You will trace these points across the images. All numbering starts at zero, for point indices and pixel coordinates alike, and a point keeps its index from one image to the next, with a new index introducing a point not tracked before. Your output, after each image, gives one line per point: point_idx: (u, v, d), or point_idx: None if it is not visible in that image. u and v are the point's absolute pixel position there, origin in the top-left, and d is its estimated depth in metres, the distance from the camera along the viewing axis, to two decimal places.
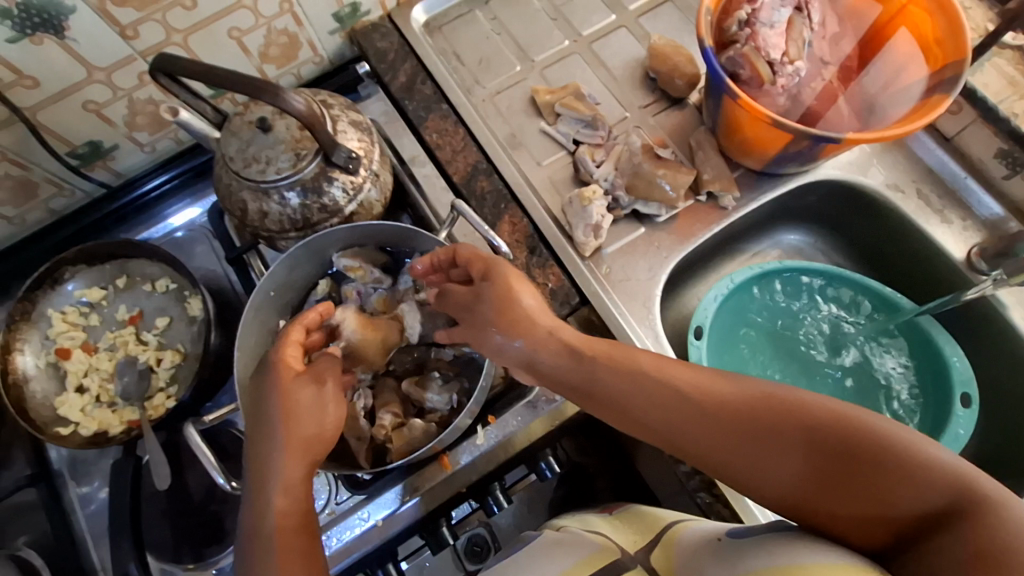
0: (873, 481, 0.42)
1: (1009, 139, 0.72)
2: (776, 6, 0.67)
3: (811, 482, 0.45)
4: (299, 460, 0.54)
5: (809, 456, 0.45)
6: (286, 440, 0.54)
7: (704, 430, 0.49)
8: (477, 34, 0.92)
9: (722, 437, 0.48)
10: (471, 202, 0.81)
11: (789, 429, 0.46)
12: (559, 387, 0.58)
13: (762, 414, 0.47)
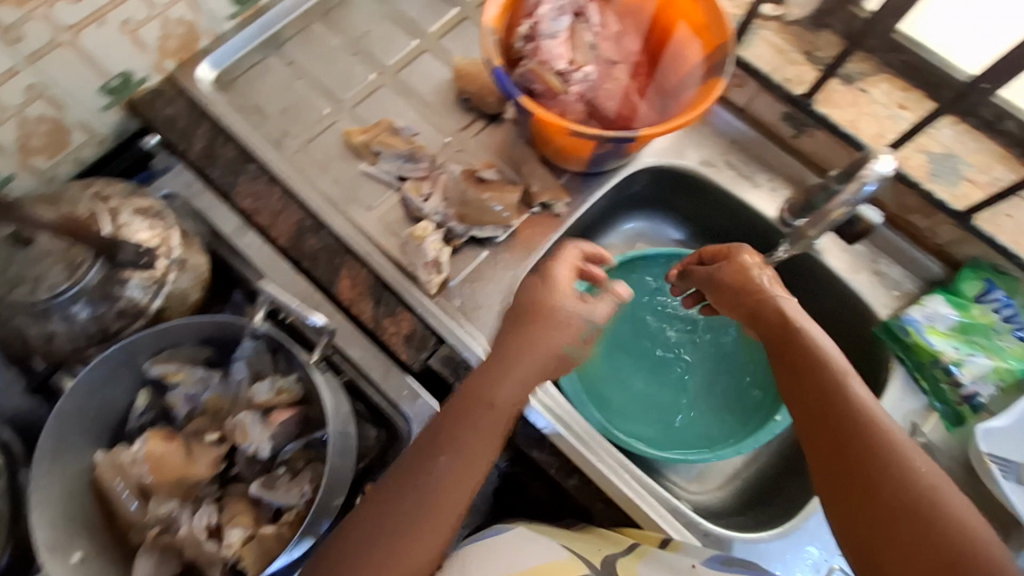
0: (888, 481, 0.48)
1: (788, 103, 0.78)
2: (554, 17, 0.69)
3: (824, 463, 0.52)
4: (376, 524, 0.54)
5: (870, 504, 0.48)
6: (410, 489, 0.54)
7: (868, 452, 0.50)
8: (277, 82, 0.87)
9: (874, 461, 0.50)
10: (303, 264, 0.76)
11: (903, 461, 0.49)
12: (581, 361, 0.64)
13: (887, 451, 0.50)
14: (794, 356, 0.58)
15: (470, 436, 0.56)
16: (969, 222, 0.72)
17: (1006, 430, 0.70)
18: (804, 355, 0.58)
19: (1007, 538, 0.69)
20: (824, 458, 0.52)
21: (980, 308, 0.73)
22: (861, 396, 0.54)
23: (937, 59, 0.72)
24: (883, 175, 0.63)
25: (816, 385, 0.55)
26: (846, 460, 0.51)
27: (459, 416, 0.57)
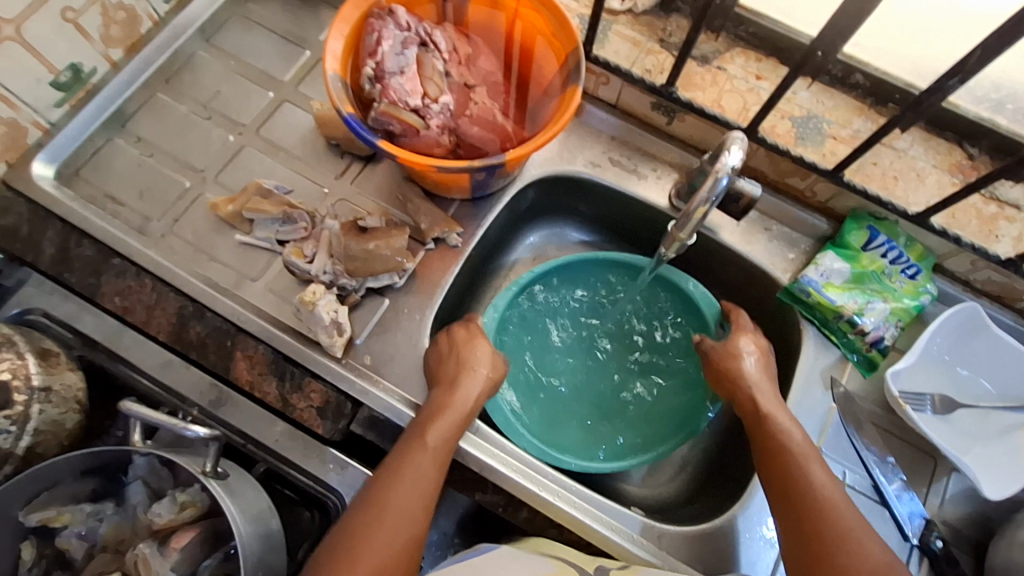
0: (825, 534, 0.55)
1: (653, 94, 0.78)
2: (398, 50, 0.67)
3: (785, 513, 0.58)
4: None
5: (812, 540, 0.55)
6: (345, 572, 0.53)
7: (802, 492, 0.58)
8: (127, 164, 0.80)
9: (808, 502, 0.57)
10: (192, 355, 0.70)
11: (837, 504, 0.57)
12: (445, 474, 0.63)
13: (817, 491, 0.58)
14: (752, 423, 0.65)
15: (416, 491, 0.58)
16: (838, 178, 0.74)
17: (912, 367, 0.73)
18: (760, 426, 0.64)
19: (934, 464, 0.73)
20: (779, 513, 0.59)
21: (868, 255, 0.76)
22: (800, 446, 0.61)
23: (781, 26, 0.74)
24: (737, 166, 0.58)
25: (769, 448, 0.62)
26: (799, 515, 0.57)
27: (396, 484, 0.58)
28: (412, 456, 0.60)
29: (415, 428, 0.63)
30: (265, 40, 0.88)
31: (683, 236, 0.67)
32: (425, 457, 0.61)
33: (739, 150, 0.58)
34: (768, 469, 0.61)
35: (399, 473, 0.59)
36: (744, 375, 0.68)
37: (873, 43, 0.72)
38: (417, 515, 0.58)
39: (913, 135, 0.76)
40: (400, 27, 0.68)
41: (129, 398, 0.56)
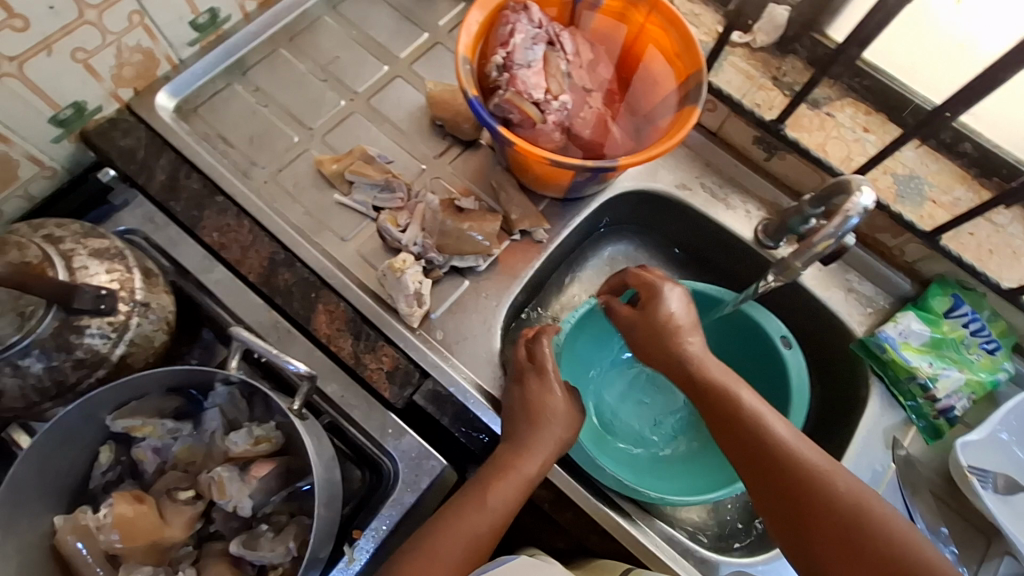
0: (816, 493, 0.52)
1: (759, 127, 0.79)
2: (529, 45, 0.69)
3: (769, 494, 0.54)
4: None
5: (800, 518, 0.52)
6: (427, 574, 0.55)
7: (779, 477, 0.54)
8: (241, 110, 0.83)
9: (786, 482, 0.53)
10: (277, 300, 0.72)
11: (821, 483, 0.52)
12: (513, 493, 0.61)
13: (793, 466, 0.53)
14: (705, 391, 0.59)
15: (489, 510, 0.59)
16: (935, 241, 0.74)
17: (981, 441, 0.72)
18: (705, 387, 0.59)
19: (988, 544, 0.71)
20: (760, 485, 0.55)
21: (950, 322, 0.75)
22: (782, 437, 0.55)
23: (897, 83, 0.75)
24: (869, 208, 0.56)
25: (731, 411, 0.57)
26: (777, 478, 0.53)
27: (463, 525, 0.58)
28: (488, 485, 0.60)
29: (493, 468, 0.61)
30: (387, 16, 0.91)
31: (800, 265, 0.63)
32: (512, 472, 0.60)
33: (872, 193, 0.56)
34: (731, 436, 0.57)
35: (467, 515, 0.58)
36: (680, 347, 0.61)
37: (992, 114, 0.72)
38: (488, 525, 0.58)
39: None
40: (533, 23, 0.70)
41: (237, 326, 0.57)
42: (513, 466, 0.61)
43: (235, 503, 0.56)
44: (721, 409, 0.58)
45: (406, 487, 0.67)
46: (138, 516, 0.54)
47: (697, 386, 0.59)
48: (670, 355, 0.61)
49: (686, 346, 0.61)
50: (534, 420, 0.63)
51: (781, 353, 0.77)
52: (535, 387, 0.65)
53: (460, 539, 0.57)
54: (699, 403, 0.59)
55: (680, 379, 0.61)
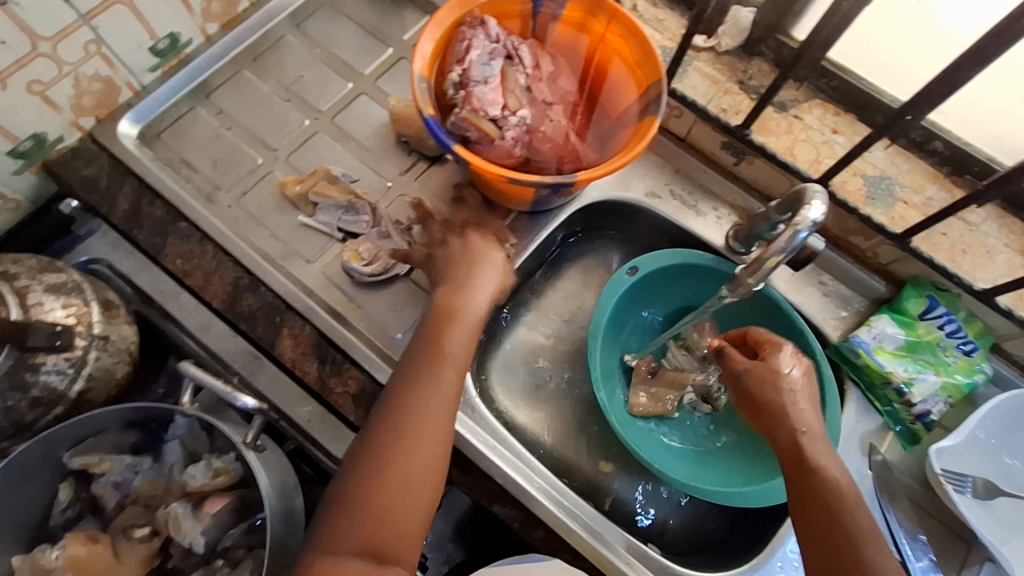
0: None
1: (724, 133, 0.78)
2: (485, 60, 0.68)
3: (812, 542, 0.54)
4: (360, 525, 0.54)
5: (835, 565, 0.52)
6: (364, 519, 0.54)
7: (822, 527, 0.54)
8: (205, 134, 0.83)
9: (828, 532, 0.53)
10: (241, 326, 0.71)
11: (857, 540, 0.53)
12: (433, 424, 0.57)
13: (838, 522, 0.53)
14: (812, 495, 0.55)
15: (421, 444, 0.56)
16: (906, 243, 0.73)
17: (956, 447, 0.71)
18: (816, 498, 0.55)
19: (967, 550, 0.70)
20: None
21: (925, 325, 0.74)
22: (840, 480, 0.55)
23: (865, 83, 0.74)
24: (819, 221, 0.56)
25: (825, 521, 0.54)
26: None
27: (420, 409, 0.57)
28: (416, 396, 0.58)
29: (405, 382, 0.59)
30: (351, 32, 0.91)
31: (752, 281, 0.62)
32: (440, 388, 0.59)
33: (821, 206, 0.57)
34: (820, 541, 0.54)
35: (421, 400, 0.58)
36: (790, 443, 0.58)
37: (958, 112, 0.72)
38: (430, 444, 0.57)
39: (986, 211, 0.75)
40: (489, 38, 0.69)
41: (186, 362, 0.60)
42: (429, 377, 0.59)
43: (186, 540, 0.56)
44: (805, 508, 0.55)
45: None
46: (93, 556, 0.55)
47: (799, 486, 0.56)
48: (790, 460, 0.58)
49: (810, 455, 0.57)
50: (451, 282, 0.65)
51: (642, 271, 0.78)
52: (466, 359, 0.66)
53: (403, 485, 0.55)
54: (798, 502, 0.56)
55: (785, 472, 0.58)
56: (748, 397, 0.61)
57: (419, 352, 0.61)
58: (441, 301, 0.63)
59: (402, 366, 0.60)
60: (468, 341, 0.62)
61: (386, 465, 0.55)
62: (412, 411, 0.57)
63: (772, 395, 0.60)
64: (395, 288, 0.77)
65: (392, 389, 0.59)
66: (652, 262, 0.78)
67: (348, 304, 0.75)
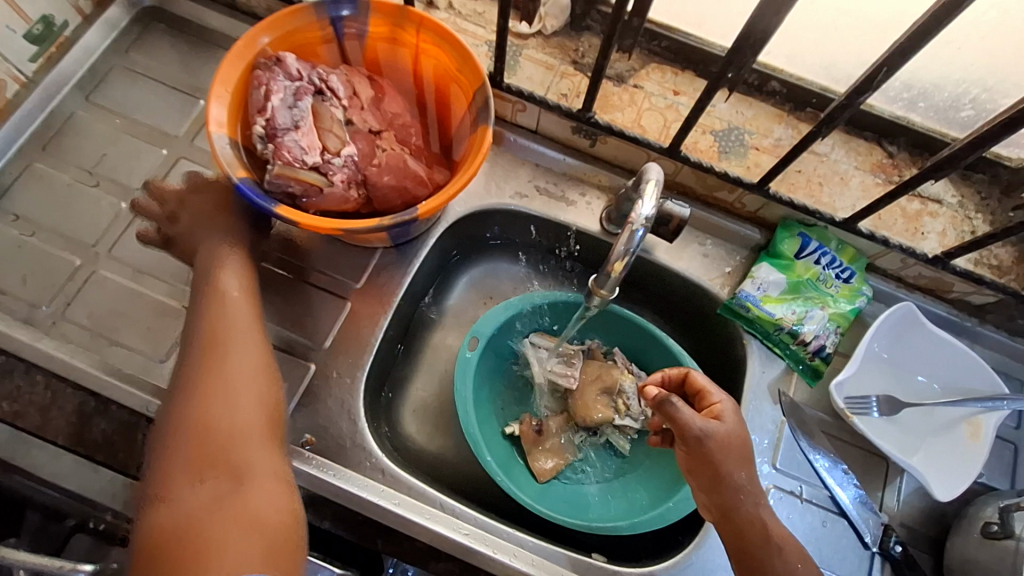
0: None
1: (571, 119, 0.75)
2: (291, 103, 0.62)
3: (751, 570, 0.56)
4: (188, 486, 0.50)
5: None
6: (170, 492, 0.50)
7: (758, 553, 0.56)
8: (4, 247, 0.72)
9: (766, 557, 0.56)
10: (98, 458, 0.63)
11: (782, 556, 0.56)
12: (250, 386, 0.57)
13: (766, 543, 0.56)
14: (740, 524, 0.57)
15: (241, 393, 0.56)
16: (765, 190, 0.73)
17: (854, 375, 0.73)
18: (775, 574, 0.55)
19: (887, 466, 0.73)
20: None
21: (802, 263, 0.75)
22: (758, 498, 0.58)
23: (693, 38, 0.74)
24: (652, 217, 0.55)
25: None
26: None
27: (206, 402, 0.55)
28: (203, 465, 0.52)
29: (200, 382, 0.56)
30: (153, 92, 0.81)
31: (606, 292, 0.61)
32: (243, 391, 0.56)
33: (654, 196, 0.56)
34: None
35: (211, 379, 0.56)
36: (754, 517, 0.57)
37: (784, 50, 0.71)
38: (255, 392, 0.57)
39: (833, 138, 0.76)
40: (291, 77, 0.63)
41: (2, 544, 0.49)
42: (214, 432, 0.53)
43: None
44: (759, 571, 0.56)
45: None
46: None
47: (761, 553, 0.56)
48: (751, 542, 0.56)
49: (770, 525, 0.57)
50: (217, 298, 0.61)
51: (476, 348, 0.74)
52: (369, 319, 0.73)
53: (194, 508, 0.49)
54: (744, 560, 0.57)
55: (737, 540, 0.57)
56: (696, 468, 0.59)
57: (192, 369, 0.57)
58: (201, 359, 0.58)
59: (183, 408, 0.55)
60: (238, 266, 0.64)
61: (209, 461, 0.52)
62: (213, 382, 0.56)
63: (716, 480, 0.58)
64: None
65: (174, 417, 0.55)
66: (487, 326, 0.75)
67: None
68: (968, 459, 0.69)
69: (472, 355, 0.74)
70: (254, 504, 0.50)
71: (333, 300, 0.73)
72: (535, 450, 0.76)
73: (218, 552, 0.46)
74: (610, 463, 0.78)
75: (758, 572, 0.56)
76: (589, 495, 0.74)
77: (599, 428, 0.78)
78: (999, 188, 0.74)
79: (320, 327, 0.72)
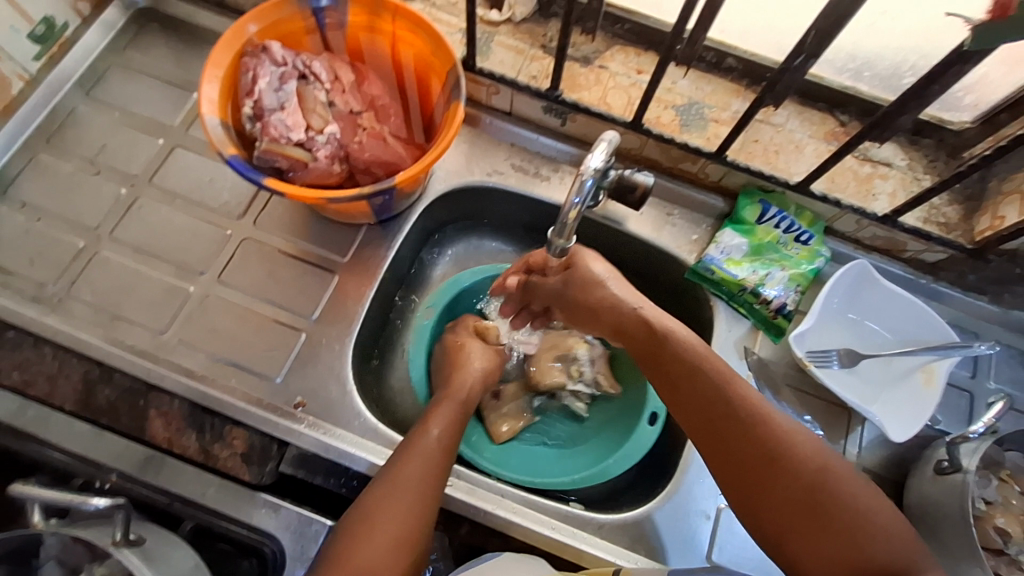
0: (831, 489, 0.51)
1: (541, 99, 0.80)
2: (277, 86, 0.67)
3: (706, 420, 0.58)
4: (384, 515, 0.57)
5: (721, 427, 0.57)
6: (367, 510, 0.57)
7: (709, 402, 0.58)
8: (13, 232, 0.77)
9: (715, 402, 0.57)
10: (104, 421, 0.68)
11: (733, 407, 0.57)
12: (433, 457, 0.62)
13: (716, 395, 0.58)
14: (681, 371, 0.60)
15: (428, 460, 0.62)
16: (724, 159, 0.78)
17: (814, 329, 0.77)
18: (725, 407, 0.57)
19: (849, 416, 0.77)
20: (764, 491, 0.53)
21: (763, 228, 0.80)
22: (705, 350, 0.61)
23: (652, 20, 0.79)
24: (601, 168, 0.57)
25: (743, 428, 0.55)
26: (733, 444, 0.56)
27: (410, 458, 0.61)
28: (384, 495, 0.58)
29: (400, 454, 0.62)
30: (149, 86, 0.86)
31: (563, 240, 0.64)
32: (421, 458, 0.61)
33: (605, 151, 0.58)
34: (754, 449, 0.54)
35: (410, 453, 0.62)
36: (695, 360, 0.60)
37: (736, 28, 0.77)
38: (435, 449, 0.63)
39: (788, 110, 0.81)
40: (276, 62, 0.68)
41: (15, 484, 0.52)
42: (398, 488, 0.59)
43: None
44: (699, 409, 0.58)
45: (299, 561, 0.65)
46: None
47: (710, 396, 0.58)
48: (705, 377, 0.59)
49: (715, 370, 0.59)
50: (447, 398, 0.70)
51: (431, 319, 0.84)
52: (356, 290, 0.77)
53: (382, 524, 0.56)
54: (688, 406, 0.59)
55: (667, 378, 0.61)
56: (597, 309, 0.68)
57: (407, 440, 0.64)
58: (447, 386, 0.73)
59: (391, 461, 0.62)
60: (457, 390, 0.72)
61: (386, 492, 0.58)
62: (398, 459, 0.62)
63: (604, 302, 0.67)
64: (260, 333, 0.74)
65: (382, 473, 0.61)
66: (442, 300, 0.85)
67: (216, 364, 0.72)
68: (923, 403, 0.73)
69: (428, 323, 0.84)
70: (397, 513, 0.57)
71: (321, 274, 0.78)
72: (492, 416, 0.80)
73: (371, 535, 0.56)
74: (568, 426, 0.84)
75: (693, 398, 0.59)
76: (550, 453, 0.81)
77: (555, 393, 0.84)
78: (945, 151, 0.79)
79: (309, 299, 0.77)
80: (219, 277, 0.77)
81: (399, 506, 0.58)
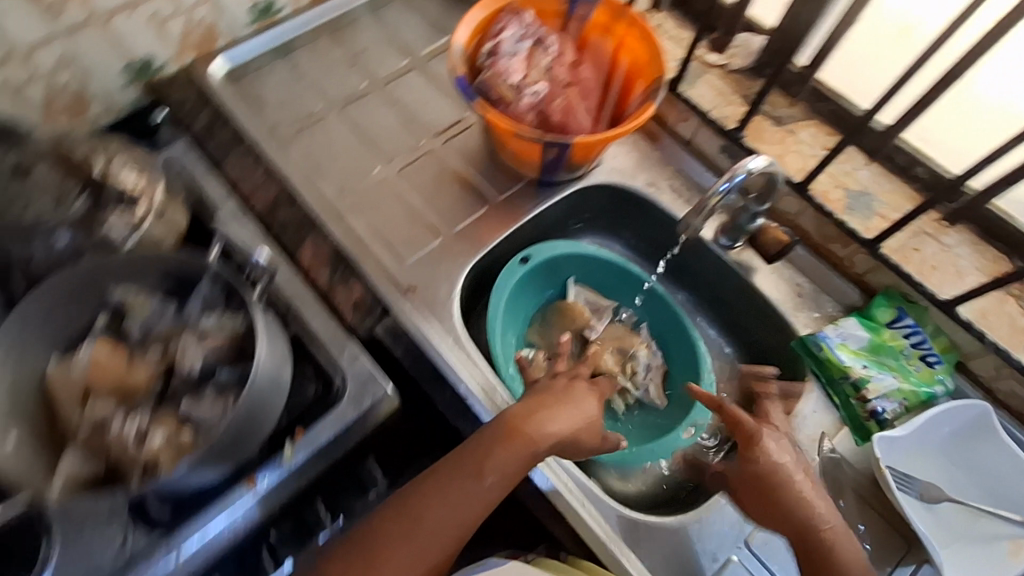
0: None
1: (722, 136, 0.87)
2: (516, 40, 0.81)
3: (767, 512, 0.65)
4: (434, 504, 0.61)
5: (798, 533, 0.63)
6: (423, 489, 0.62)
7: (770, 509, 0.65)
8: (278, 81, 0.97)
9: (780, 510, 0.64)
10: (272, 232, 0.82)
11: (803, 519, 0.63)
12: (498, 475, 0.63)
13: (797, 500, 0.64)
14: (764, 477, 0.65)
15: (502, 475, 0.62)
16: (877, 250, 0.78)
17: (910, 450, 0.73)
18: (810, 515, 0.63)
19: (907, 551, 0.72)
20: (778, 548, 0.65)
21: (891, 332, 0.78)
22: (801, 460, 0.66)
23: (851, 103, 0.83)
24: (756, 169, 0.70)
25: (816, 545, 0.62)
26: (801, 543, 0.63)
27: (483, 460, 0.62)
28: (444, 485, 0.62)
29: (474, 451, 0.63)
30: (414, 18, 1.04)
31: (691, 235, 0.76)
32: (489, 469, 0.62)
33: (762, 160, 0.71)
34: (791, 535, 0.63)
35: (483, 455, 0.63)
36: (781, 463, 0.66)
37: (930, 135, 0.78)
38: (511, 470, 0.63)
39: (962, 237, 0.80)
40: (523, 24, 0.82)
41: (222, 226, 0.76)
42: (467, 478, 0.62)
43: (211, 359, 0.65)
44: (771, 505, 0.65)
45: (353, 404, 0.71)
46: (112, 358, 0.62)
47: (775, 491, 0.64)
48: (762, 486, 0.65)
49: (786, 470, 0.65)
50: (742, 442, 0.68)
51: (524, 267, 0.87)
52: (496, 226, 0.88)
53: (430, 519, 0.61)
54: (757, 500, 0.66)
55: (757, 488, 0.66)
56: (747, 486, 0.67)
57: (486, 442, 0.63)
58: (517, 417, 0.65)
59: (464, 452, 0.64)
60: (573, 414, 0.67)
61: (450, 480, 0.62)
62: (478, 464, 0.63)
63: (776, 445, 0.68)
64: (410, 225, 0.87)
65: (447, 461, 0.64)
66: (544, 255, 0.88)
67: (367, 231, 0.85)
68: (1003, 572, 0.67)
69: (521, 269, 0.87)
70: (443, 513, 0.61)
71: (475, 202, 0.89)
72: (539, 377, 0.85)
73: (419, 518, 0.61)
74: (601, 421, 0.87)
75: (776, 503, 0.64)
76: None
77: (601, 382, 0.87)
78: None
79: (458, 216, 0.88)
80: (399, 172, 0.91)
81: (455, 506, 0.62)
